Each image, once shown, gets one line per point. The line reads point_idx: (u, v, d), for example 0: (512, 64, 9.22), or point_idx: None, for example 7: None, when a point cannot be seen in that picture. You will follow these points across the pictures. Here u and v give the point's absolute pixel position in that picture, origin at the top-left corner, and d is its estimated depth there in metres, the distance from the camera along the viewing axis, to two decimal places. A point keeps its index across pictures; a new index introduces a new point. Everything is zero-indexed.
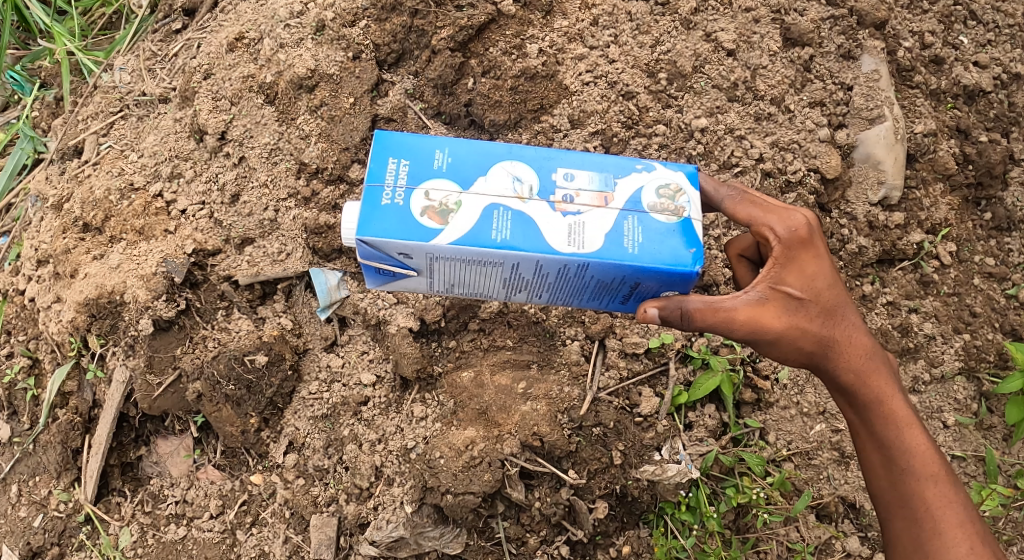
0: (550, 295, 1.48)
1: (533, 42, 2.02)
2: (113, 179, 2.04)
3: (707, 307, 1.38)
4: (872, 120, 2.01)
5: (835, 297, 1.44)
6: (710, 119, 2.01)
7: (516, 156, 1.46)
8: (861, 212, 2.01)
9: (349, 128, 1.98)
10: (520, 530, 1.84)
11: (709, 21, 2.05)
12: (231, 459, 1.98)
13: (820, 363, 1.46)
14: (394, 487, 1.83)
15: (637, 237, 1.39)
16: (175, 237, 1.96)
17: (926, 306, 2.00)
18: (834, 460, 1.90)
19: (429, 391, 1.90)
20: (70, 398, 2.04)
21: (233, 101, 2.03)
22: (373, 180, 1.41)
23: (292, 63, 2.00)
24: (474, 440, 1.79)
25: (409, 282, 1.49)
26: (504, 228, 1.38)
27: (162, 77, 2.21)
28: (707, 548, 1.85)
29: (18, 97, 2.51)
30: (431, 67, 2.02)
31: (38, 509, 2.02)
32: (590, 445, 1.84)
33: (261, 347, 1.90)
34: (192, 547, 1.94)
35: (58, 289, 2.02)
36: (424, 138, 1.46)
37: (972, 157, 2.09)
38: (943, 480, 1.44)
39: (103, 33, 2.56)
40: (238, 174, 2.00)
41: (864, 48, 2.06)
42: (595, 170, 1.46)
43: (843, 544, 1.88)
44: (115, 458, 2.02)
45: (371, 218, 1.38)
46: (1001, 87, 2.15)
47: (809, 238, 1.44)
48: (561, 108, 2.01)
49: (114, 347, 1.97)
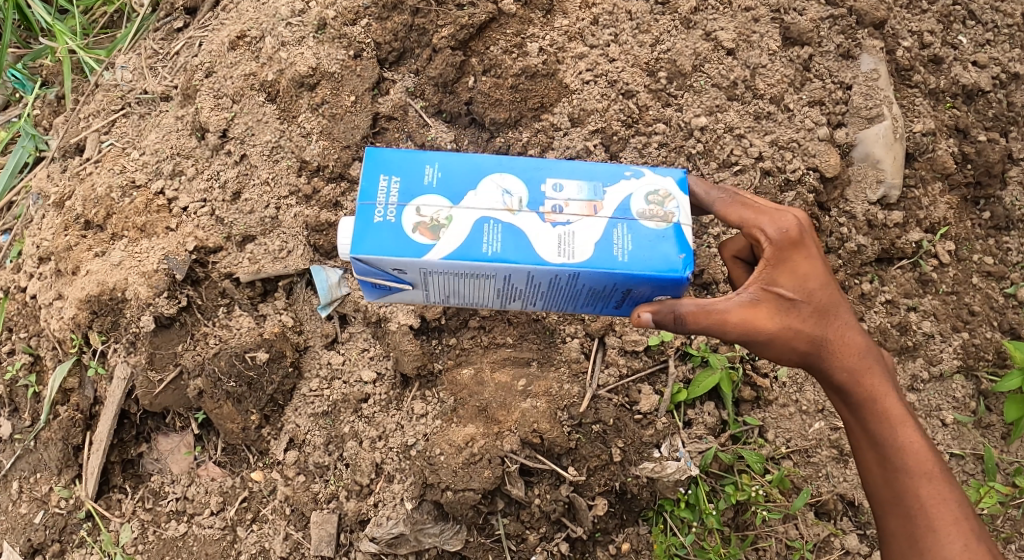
0: (544, 303, 1.49)
1: (534, 41, 2.03)
2: (114, 176, 2.05)
3: (700, 309, 1.39)
4: (871, 119, 2.02)
5: (827, 297, 1.44)
6: (710, 117, 2.01)
7: (506, 168, 1.46)
8: (861, 211, 2.02)
9: (350, 126, 1.99)
10: (520, 527, 1.84)
11: (709, 20, 2.06)
12: (231, 456, 1.98)
13: (814, 362, 1.47)
14: (394, 484, 1.85)
15: (627, 245, 1.39)
16: (176, 235, 1.97)
17: (925, 305, 2.01)
18: (833, 458, 1.91)
19: (429, 388, 1.91)
20: (71, 395, 2.04)
21: (234, 99, 2.03)
22: (364, 197, 1.41)
23: (293, 61, 2.01)
24: (475, 437, 1.81)
25: (405, 294, 1.50)
26: (494, 241, 1.39)
27: (163, 75, 2.22)
28: (706, 545, 1.86)
29: (19, 96, 2.52)
30: (431, 66, 2.03)
31: (39, 506, 2.03)
32: (590, 442, 1.85)
33: (262, 345, 1.91)
34: (192, 544, 1.95)
35: (60, 287, 2.03)
36: (414, 153, 1.46)
37: (970, 156, 2.10)
38: (937, 477, 1.44)
39: (104, 32, 2.57)
40: (239, 171, 2.01)
41: (863, 48, 2.08)
42: (584, 179, 1.46)
43: (841, 541, 1.88)
44: (116, 455, 2.02)
45: (364, 237, 1.38)
46: (1000, 87, 2.16)
47: (800, 238, 1.44)
48: (561, 107, 2.02)
49: (116, 344, 1.98)
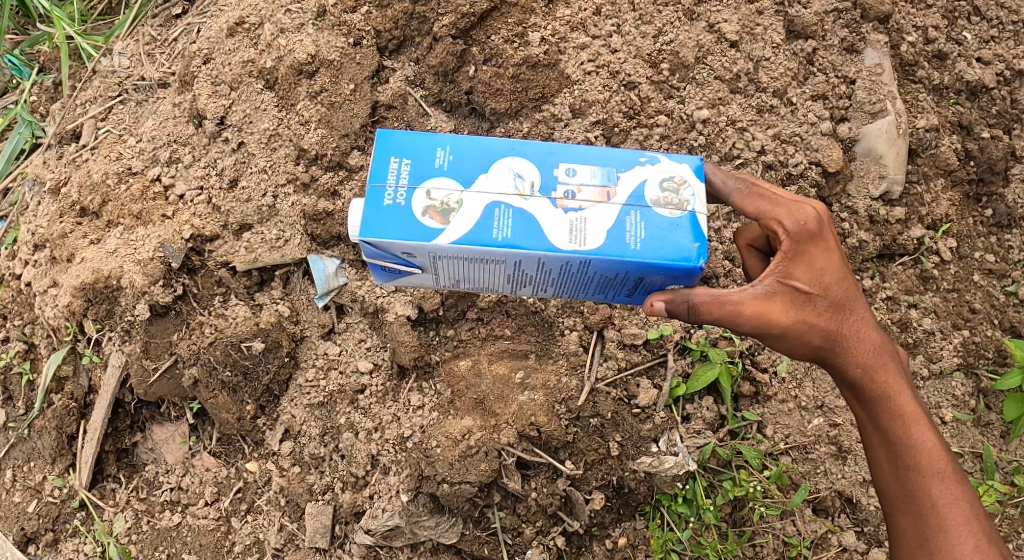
0: (555, 289, 1.48)
1: (536, 30, 2.01)
2: (111, 163, 2.04)
3: (713, 300, 1.38)
4: (874, 114, 2.01)
5: (843, 291, 1.43)
6: (712, 110, 2.00)
7: (518, 152, 1.44)
8: (863, 206, 2.00)
9: (350, 115, 1.97)
10: (515, 520, 1.82)
11: (712, 12, 2.04)
12: (227, 446, 1.97)
13: (826, 357, 1.46)
14: (390, 476, 1.82)
15: (640, 232, 1.37)
16: (172, 222, 1.95)
17: (926, 302, 1.99)
18: (831, 454, 1.89)
19: (426, 379, 1.89)
20: (66, 383, 2.03)
21: (233, 87, 2.01)
22: (375, 180, 1.40)
23: (292, 48, 1.99)
24: (472, 430, 1.79)
25: (415, 278, 1.50)
26: (505, 226, 1.37)
27: (162, 62, 2.20)
28: (703, 541, 1.85)
29: (17, 82, 2.51)
30: (432, 54, 2.01)
31: (32, 494, 2.02)
32: (587, 436, 1.83)
33: (258, 335, 1.89)
34: (186, 534, 1.94)
35: (54, 274, 2.01)
36: (426, 135, 1.45)
37: (973, 153, 2.08)
38: (949, 478, 1.43)
39: (103, 18, 2.54)
40: (237, 159, 1.99)
41: (868, 42, 2.06)
42: (598, 164, 1.44)
43: (839, 538, 1.87)
44: (110, 444, 2.02)
45: (374, 219, 1.37)
46: (1004, 84, 2.13)
47: (818, 231, 1.42)
48: (562, 97, 2.00)
49: (111, 332, 1.96)
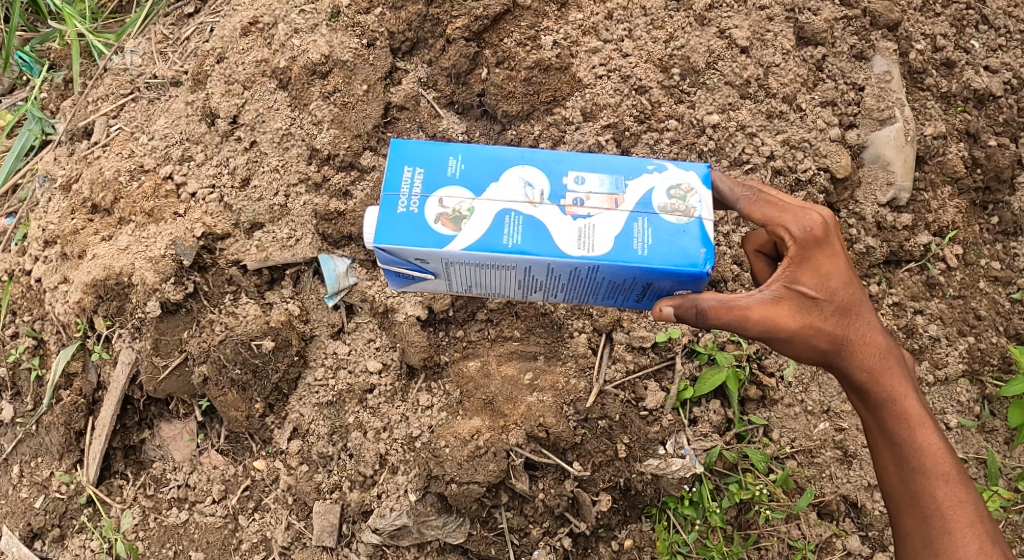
0: (565, 295, 1.49)
1: (548, 34, 2.02)
2: (123, 160, 2.05)
3: (721, 304, 1.39)
4: (883, 120, 2.02)
5: (849, 296, 1.43)
6: (722, 115, 2.01)
7: (528, 161, 1.45)
8: (870, 212, 2.02)
9: (362, 115, 1.99)
10: (523, 521, 1.83)
11: (723, 18, 2.05)
12: (234, 444, 1.97)
13: (833, 362, 1.47)
14: (398, 476, 1.83)
15: (647, 239, 1.38)
16: (184, 220, 1.96)
17: (931, 308, 2.00)
18: (837, 459, 1.90)
19: (435, 380, 1.90)
20: (74, 379, 2.03)
21: (246, 86, 2.03)
22: (388, 188, 1.41)
23: (306, 48, 2.00)
24: (481, 430, 1.80)
25: (428, 284, 1.51)
26: (515, 233, 1.38)
27: (173, 61, 2.21)
28: (708, 544, 1.86)
29: (26, 79, 2.52)
30: (445, 57, 2.02)
31: (40, 490, 2.03)
32: (595, 438, 1.83)
33: (268, 333, 1.90)
34: (193, 531, 1.95)
35: (65, 271, 2.02)
36: (437, 145, 1.45)
37: (981, 160, 2.09)
38: (954, 480, 1.44)
39: (113, 16, 2.54)
40: (249, 158, 2.00)
41: (877, 50, 2.07)
42: (606, 172, 1.45)
43: (843, 542, 1.87)
44: (118, 441, 2.02)
45: (387, 227, 1.38)
46: (1012, 92, 2.13)
47: (824, 237, 1.43)
48: (574, 100, 2.01)
49: (120, 329, 1.97)
